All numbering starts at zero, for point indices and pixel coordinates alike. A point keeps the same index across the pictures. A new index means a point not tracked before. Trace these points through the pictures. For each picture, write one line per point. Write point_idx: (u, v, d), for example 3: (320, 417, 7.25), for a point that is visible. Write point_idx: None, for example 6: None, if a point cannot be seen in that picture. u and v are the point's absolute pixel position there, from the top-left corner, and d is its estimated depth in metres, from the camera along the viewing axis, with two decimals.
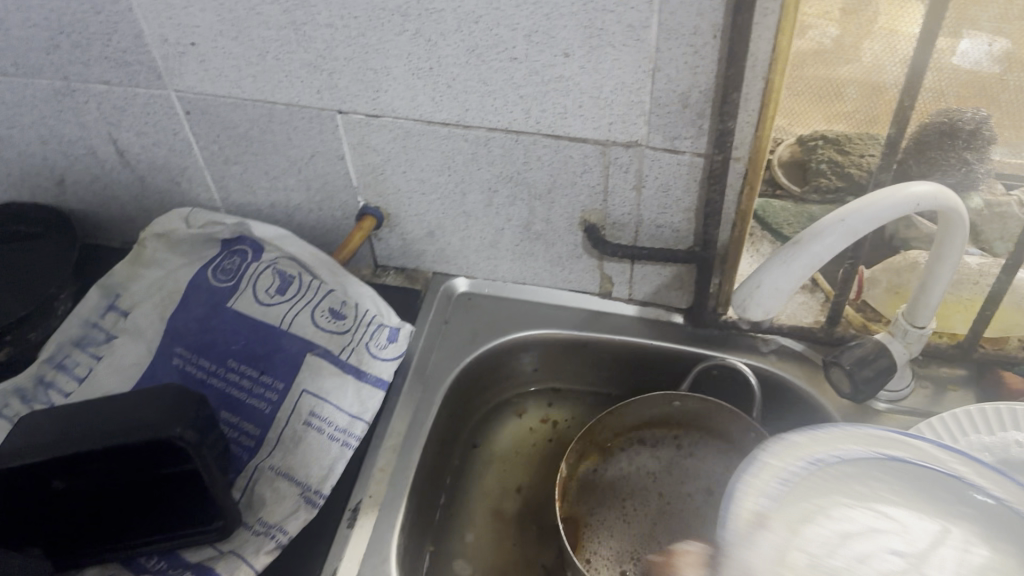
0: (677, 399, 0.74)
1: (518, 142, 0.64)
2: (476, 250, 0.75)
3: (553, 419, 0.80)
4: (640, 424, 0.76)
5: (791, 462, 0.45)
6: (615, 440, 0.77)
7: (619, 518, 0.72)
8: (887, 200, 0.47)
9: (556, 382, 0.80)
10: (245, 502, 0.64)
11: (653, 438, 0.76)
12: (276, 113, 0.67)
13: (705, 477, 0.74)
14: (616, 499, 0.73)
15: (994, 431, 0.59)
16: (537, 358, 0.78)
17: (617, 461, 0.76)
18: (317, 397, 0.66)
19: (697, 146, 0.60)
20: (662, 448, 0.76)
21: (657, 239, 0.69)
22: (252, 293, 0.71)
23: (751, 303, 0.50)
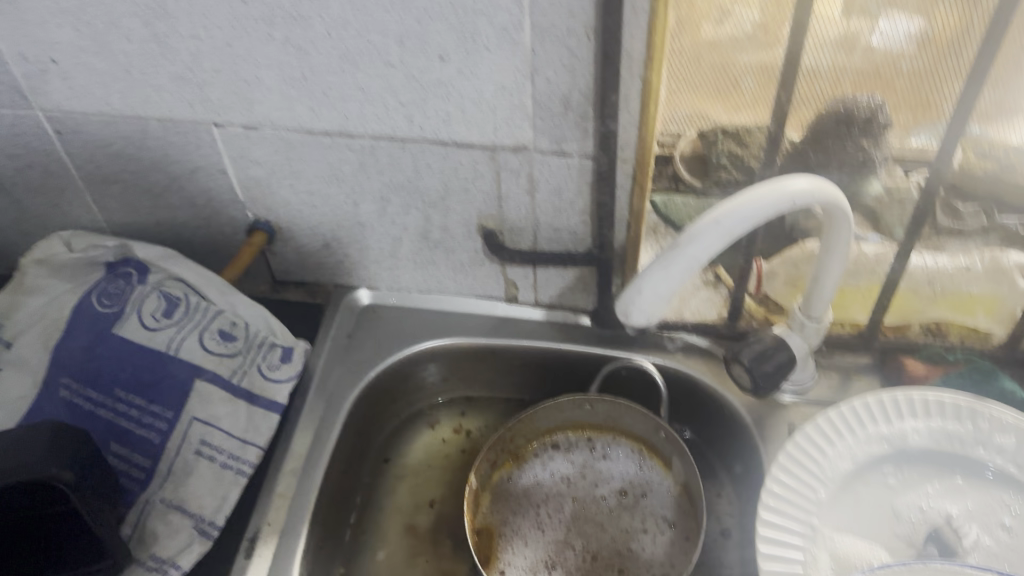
0: (589, 402, 0.72)
1: (405, 150, 0.62)
2: (375, 261, 0.73)
3: (466, 428, 0.77)
4: (553, 428, 0.74)
5: None
6: (528, 445, 0.74)
7: (533, 526, 0.70)
8: (763, 196, 0.46)
9: (468, 390, 0.78)
10: (135, 538, 0.61)
11: (567, 441, 0.74)
12: (152, 129, 0.64)
13: (620, 479, 0.72)
14: (531, 506, 0.71)
15: (892, 421, 0.57)
16: (445, 367, 0.76)
17: (531, 466, 0.74)
18: (208, 425, 0.64)
19: (584, 148, 0.59)
20: (577, 451, 0.74)
21: (556, 242, 0.67)
22: (138, 317, 0.67)
23: (633, 308, 0.50)
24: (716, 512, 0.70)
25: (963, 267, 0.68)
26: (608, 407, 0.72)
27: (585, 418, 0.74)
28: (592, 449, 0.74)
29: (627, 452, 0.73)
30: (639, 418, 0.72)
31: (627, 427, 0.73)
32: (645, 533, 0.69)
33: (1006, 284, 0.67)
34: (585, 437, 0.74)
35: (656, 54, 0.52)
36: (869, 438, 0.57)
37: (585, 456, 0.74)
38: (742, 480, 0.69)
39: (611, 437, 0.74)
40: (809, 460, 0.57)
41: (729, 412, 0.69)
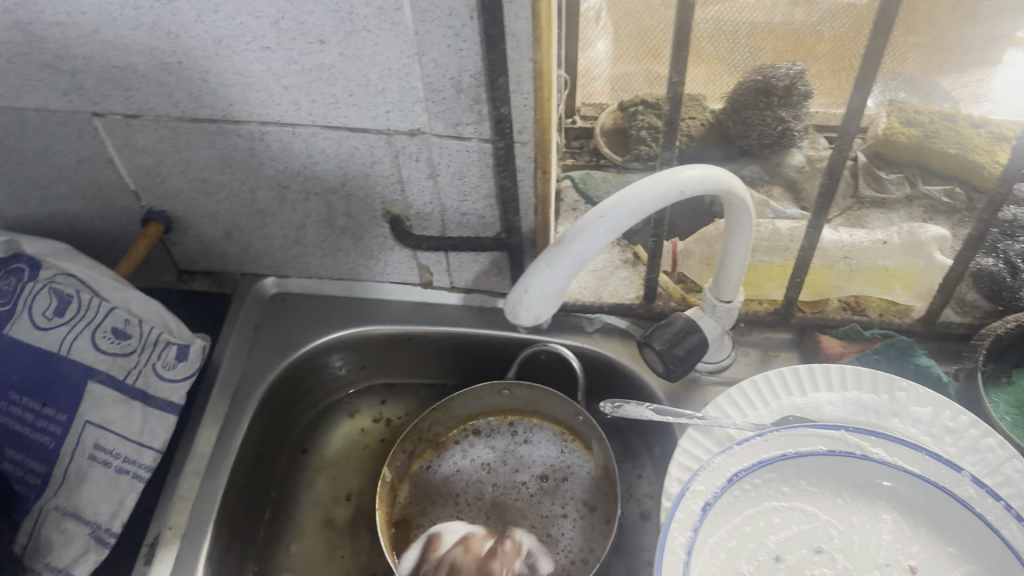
0: (508, 388, 0.71)
1: (296, 135, 0.59)
2: (282, 249, 0.70)
3: (385, 416, 0.75)
4: (473, 414, 0.73)
5: (715, 486, 0.52)
6: (448, 433, 0.73)
7: (452, 515, 0.68)
8: (650, 190, 0.45)
9: (387, 377, 0.76)
10: (30, 548, 0.59)
11: (487, 427, 0.73)
12: (29, 120, 0.60)
13: (541, 463, 0.71)
14: (451, 495, 0.69)
15: (806, 393, 0.58)
16: (361, 354, 0.74)
17: (451, 453, 0.72)
18: (102, 429, 0.61)
19: (481, 131, 0.56)
20: (497, 437, 0.72)
21: (465, 227, 0.65)
22: (29, 317, 0.63)
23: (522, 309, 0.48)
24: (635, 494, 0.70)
25: (879, 241, 0.69)
26: (526, 393, 0.71)
27: (504, 404, 0.72)
28: (513, 434, 0.72)
29: (548, 436, 0.72)
30: (558, 404, 0.71)
31: (546, 412, 0.72)
32: (566, 517, 0.67)
33: (924, 258, 0.68)
34: (505, 422, 0.73)
35: (543, 36, 0.49)
36: (780, 410, 0.57)
37: (507, 441, 0.72)
38: (662, 460, 0.68)
39: (532, 421, 0.73)
40: (718, 426, 0.56)
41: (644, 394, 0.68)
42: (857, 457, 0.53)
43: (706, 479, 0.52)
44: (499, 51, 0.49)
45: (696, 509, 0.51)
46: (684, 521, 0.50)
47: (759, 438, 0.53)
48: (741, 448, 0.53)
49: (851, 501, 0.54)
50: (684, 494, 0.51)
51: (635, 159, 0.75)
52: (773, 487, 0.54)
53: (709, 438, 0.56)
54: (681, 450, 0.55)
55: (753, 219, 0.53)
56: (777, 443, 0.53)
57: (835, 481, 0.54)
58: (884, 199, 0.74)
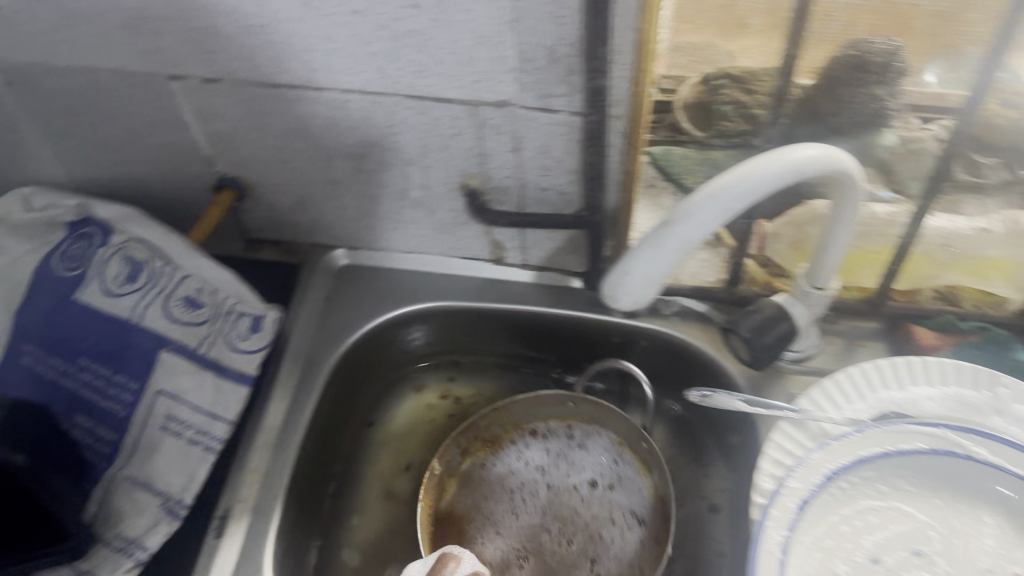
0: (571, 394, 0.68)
1: (378, 104, 0.57)
2: (354, 220, 0.69)
3: (452, 392, 0.74)
4: (531, 413, 0.70)
5: (811, 483, 0.50)
6: (505, 430, 0.70)
7: (501, 519, 0.66)
8: (767, 168, 0.42)
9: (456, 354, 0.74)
10: (101, 517, 0.58)
11: (546, 426, 0.70)
12: (105, 82, 0.59)
13: (599, 469, 0.68)
14: (503, 493, 0.68)
15: (904, 387, 0.55)
16: (430, 331, 0.72)
17: (506, 451, 0.70)
18: (174, 399, 0.61)
19: (572, 104, 0.53)
20: (555, 439, 0.70)
21: (544, 203, 0.62)
22: (101, 283, 0.63)
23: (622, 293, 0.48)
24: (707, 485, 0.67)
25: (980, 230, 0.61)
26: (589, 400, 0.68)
27: (565, 406, 0.69)
28: (572, 436, 0.70)
29: (609, 443, 0.69)
30: (621, 415, 0.67)
31: (608, 419, 0.68)
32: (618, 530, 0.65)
33: None
34: (564, 424, 0.70)
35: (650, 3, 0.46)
36: (876, 405, 0.55)
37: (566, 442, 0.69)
38: (738, 451, 0.65)
39: (594, 426, 0.69)
40: (812, 419, 0.54)
41: (723, 381, 0.65)
42: (959, 459, 0.51)
43: (801, 475, 0.50)
44: (603, 20, 0.47)
45: (791, 507, 0.49)
46: (778, 519, 0.49)
47: (857, 434, 0.51)
48: (837, 444, 0.51)
49: (951, 502, 0.51)
50: (779, 492, 0.50)
51: None
52: (870, 487, 0.51)
53: (802, 432, 0.54)
54: (773, 443, 0.53)
55: (860, 206, 0.51)
56: (877, 439, 0.51)
57: (936, 481, 0.51)
58: None
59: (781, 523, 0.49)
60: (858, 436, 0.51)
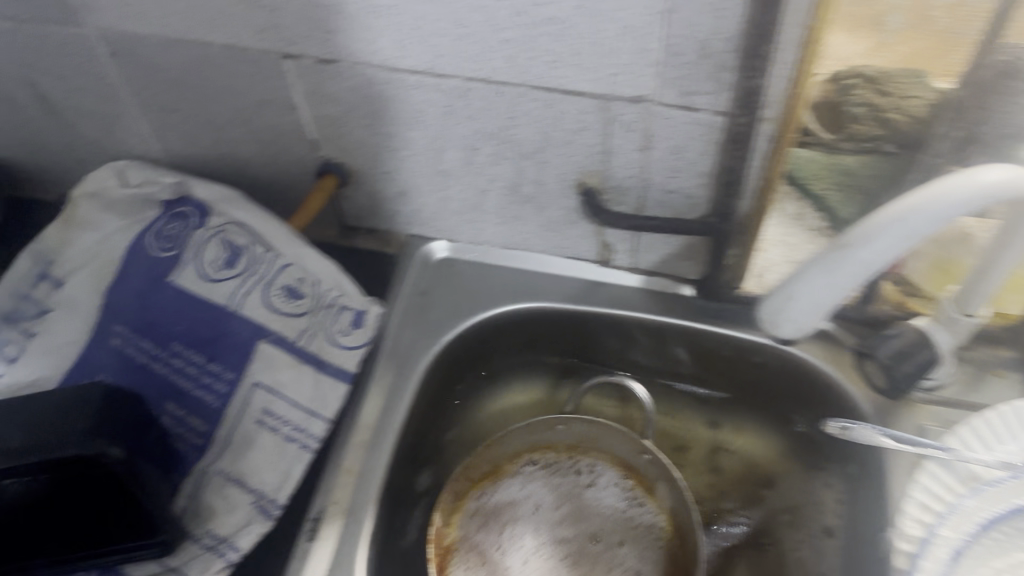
0: (562, 422, 0.64)
1: (502, 94, 0.54)
2: (457, 212, 0.65)
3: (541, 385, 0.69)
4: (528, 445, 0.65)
5: (961, 532, 0.51)
6: (497, 467, 0.64)
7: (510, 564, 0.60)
8: (957, 184, 0.37)
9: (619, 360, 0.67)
10: (191, 511, 0.56)
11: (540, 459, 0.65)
12: (214, 57, 0.56)
13: (607, 505, 0.63)
14: (513, 545, 0.61)
15: None
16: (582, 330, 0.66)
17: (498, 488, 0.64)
18: (271, 392, 0.58)
19: (718, 103, 0.49)
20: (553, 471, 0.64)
21: (667, 207, 0.58)
22: (197, 266, 0.61)
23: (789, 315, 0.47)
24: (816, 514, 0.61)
25: None
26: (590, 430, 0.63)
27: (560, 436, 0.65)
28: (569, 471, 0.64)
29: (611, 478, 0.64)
30: (619, 439, 0.63)
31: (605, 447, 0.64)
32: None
33: None
34: (558, 457, 0.65)
35: None
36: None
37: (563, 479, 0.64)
38: (857, 480, 0.59)
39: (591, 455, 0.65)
40: (957, 458, 0.52)
41: (846, 405, 0.60)
42: None
43: (951, 525, 0.51)
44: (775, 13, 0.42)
45: (942, 558, 0.51)
46: (931, 570, 0.51)
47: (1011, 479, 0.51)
48: (993, 491, 0.51)
49: None
50: (928, 544, 0.51)
51: None
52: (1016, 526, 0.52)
53: (950, 474, 0.52)
54: (919, 485, 0.53)
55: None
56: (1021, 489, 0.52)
57: None
58: None
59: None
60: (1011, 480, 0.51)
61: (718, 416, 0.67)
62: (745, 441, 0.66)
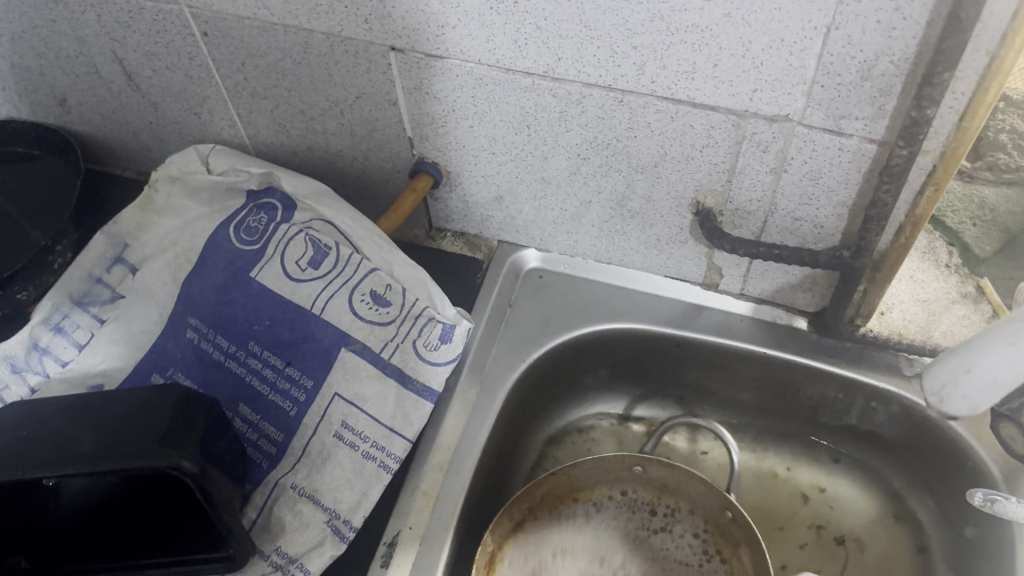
0: (641, 465, 0.57)
1: (623, 103, 0.49)
2: (554, 222, 0.61)
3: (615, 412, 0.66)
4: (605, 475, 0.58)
5: None
6: (558, 501, 0.58)
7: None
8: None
9: (744, 405, 0.64)
10: (261, 525, 0.53)
11: (612, 496, 0.59)
12: (314, 44, 0.52)
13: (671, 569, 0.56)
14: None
15: None
16: (704, 370, 0.63)
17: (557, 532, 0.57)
18: (351, 405, 0.55)
19: (871, 129, 0.44)
20: (620, 511, 0.59)
21: (791, 234, 0.53)
22: (281, 263, 0.58)
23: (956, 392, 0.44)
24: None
25: None
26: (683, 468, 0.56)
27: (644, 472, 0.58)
28: (640, 515, 0.59)
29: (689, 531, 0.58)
30: (702, 492, 0.57)
31: (691, 487, 0.57)
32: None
33: None
34: (627, 498, 0.59)
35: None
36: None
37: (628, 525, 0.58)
38: (975, 547, 0.54)
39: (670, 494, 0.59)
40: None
41: (969, 463, 0.55)
42: None
43: None
44: (961, 38, 0.37)
45: None
46: None
47: None
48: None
49: None
50: None
51: None
52: None
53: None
54: None
55: None
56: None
57: None
58: None
59: None
60: None
61: (805, 464, 0.63)
62: (844, 493, 0.62)
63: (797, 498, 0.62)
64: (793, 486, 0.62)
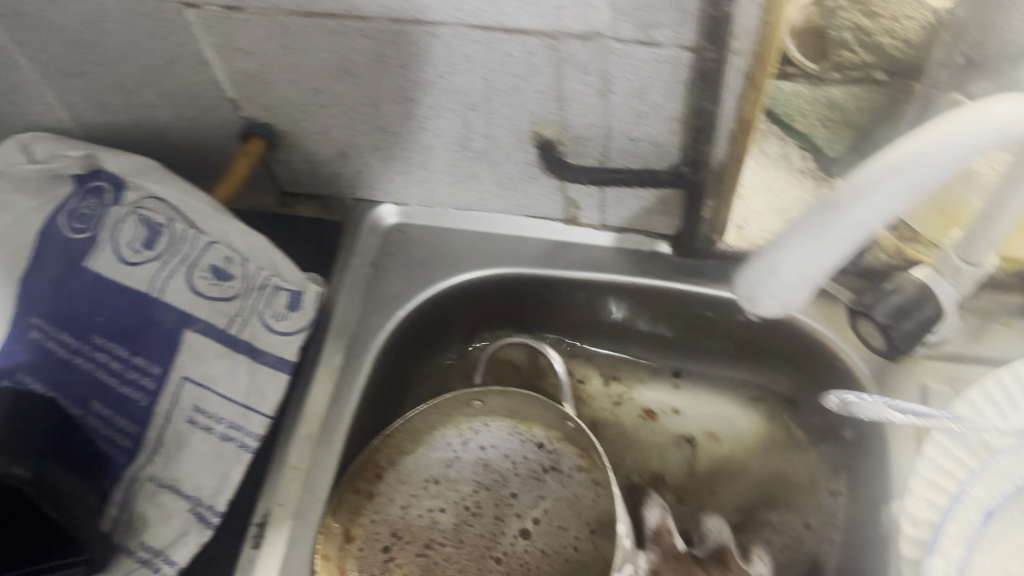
0: (479, 397, 0.56)
1: (436, 36, 0.46)
2: (403, 173, 0.58)
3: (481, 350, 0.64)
4: (461, 429, 0.56)
5: (995, 494, 0.42)
6: (416, 468, 0.55)
7: (424, 508, 0.54)
8: (1013, 107, 0.31)
9: (620, 337, 0.63)
10: (123, 522, 0.50)
11: (480, 454, 0.56)
12: (108, 11, 0.49)
13: (547, 518, 0.54)
14: (427, 501, 0.55)
15: None
16: (577, 305, 0.61)
17: (420, 498, 0.55)
18: (201, 387, 0.52)
19: (681, 36, 0.42)
20: (499, 439, 0.57)
21: (633, 156, 0.52)
22: (115, 250, 0.54)
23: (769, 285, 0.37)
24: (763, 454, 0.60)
25: None
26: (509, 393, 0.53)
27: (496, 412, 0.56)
28: (518, 467, 0.56)
29: (570, 479, 0.55)
30: (541, 410, 0.55)
31: (542, 422, 0.56)
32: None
33: None
34: (492, 430, 0.57)
35: None
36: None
37: (507, 480, 0.56)
38: (853, 449, 0.55)
39: (539, 435, 0.56)
40: (973, 429, 0.43)
41: (839, 363, 0.55)
42: None
43: (986, 482, 0.42)
44: None
45: (976, 519, 0.41)
46: (956, 535, 0.41)
47: None
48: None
49: None
50: (958, 501, 0.42)
51: (835, 69, 0.59)
52: None
53: (958, 445, 0.44)
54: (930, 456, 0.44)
55: None
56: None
57: None
58: None
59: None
60: None
61: (647, 380, 0.64)
62: (701, 405, 0.62)
63: (640, 413, 0.63)
64: (636, 403, 0.63)
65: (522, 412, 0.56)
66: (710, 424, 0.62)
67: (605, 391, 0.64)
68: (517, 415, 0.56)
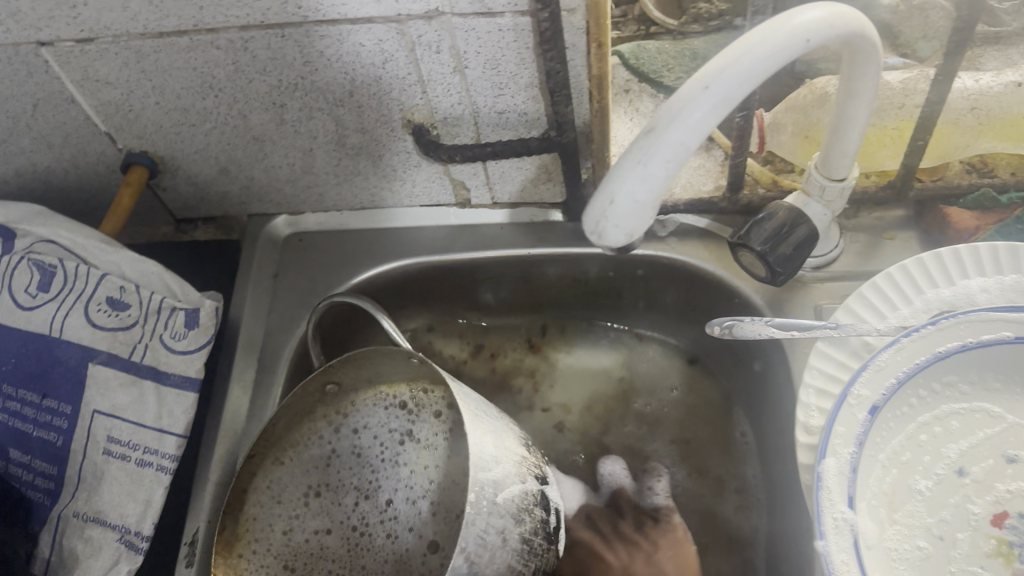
0: (332, 380, 0.54)
1: (286, 37, 0.47)
2: (289, 179, 0.59)
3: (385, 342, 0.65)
4: (330, 419, 0.56)
5: (880, 390, 0.42)
6: (290, 481, 0.55)
7: (306, 528, 0.54)
8: (800, 23, 0.33)
9: (531, 303, 0.65)
10: (57, 562, 0.51)
11: (352, 443, 0.57)
12: None
13: (425, 499, 0.57)
14: (307, 521, 0.55)
15: (955, 281, 0.45)
16: (482, 283, 0.63)
17: (301, 519, 0.54)
18: (112, 418, 0.53)
19: (516, 2, 0.43)
20: (370, 416, 0.58)
21: (503, 129, 0.53)
22: (10, 296, 0.53)
23: (608, 224, 0.37)
24: (636, 382, 0.64)
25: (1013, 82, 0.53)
26: (374, 357, 0.52)
27: (360, 392, 0.57)
28: (386, 447, 0.58)
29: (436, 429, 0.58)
30: (392, 361, 0.53)
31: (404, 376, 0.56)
32: (481, 511, 0.43)
33: None
34: (365, 404, 0.57)
35: None
36: (929, 306, 0.45)
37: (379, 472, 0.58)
38: (763, 380, 0.57)
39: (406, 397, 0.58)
40: (855, 334, 0.46)
41: (737, 301, 0.57)
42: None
43: (870, 381, 0.42)
44: None
45: (860, 416, 0.42)
46: (845, 435, 0.42)
47: (908, 339, 0.42)
48: (912, 340, 0.42)
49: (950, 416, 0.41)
50: (844, 400, 0.42)
51: (695, 22, 0.63)
52: (926, 386, 0.43)
53: (842, 351, 0.46)
54: (810, 369, 0.46)
55: (880, 74, 0.41)
56: (956, 331, 0.42)
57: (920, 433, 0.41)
58: (1000, 32, 0.58)
59: (839, 480, 0.41)
60: (918, 338, 0.42)
61: (533, 348, 0.66)
62: (586, 360, 0.66)
63: (515, 384, 0.66)
64: (524, 372, 0.66)
65: (362, 366, 0.53)
66: (596, 377, 0.65)
67: (526, 370, 0.66)
68: (369, 368, 0.54)
